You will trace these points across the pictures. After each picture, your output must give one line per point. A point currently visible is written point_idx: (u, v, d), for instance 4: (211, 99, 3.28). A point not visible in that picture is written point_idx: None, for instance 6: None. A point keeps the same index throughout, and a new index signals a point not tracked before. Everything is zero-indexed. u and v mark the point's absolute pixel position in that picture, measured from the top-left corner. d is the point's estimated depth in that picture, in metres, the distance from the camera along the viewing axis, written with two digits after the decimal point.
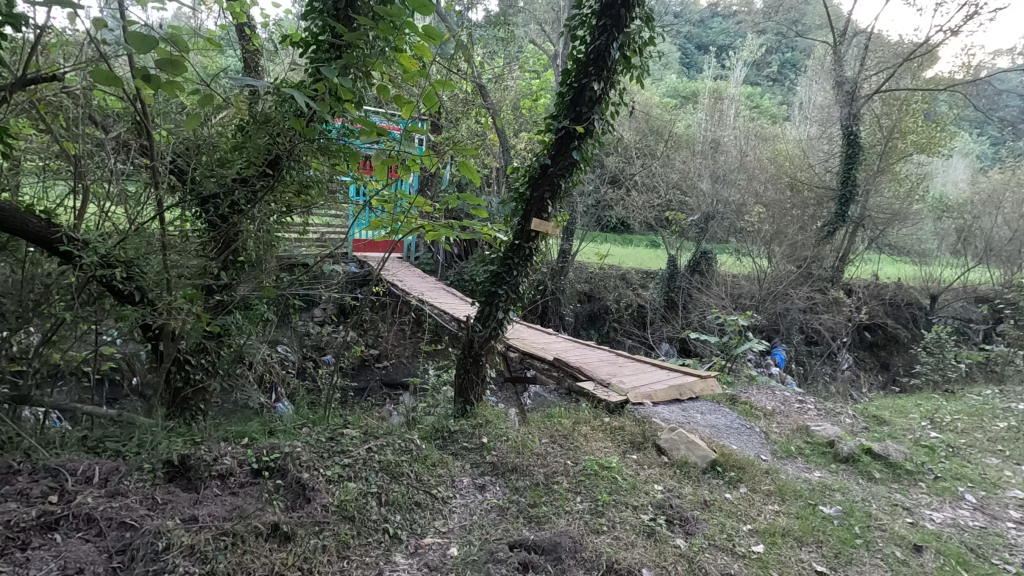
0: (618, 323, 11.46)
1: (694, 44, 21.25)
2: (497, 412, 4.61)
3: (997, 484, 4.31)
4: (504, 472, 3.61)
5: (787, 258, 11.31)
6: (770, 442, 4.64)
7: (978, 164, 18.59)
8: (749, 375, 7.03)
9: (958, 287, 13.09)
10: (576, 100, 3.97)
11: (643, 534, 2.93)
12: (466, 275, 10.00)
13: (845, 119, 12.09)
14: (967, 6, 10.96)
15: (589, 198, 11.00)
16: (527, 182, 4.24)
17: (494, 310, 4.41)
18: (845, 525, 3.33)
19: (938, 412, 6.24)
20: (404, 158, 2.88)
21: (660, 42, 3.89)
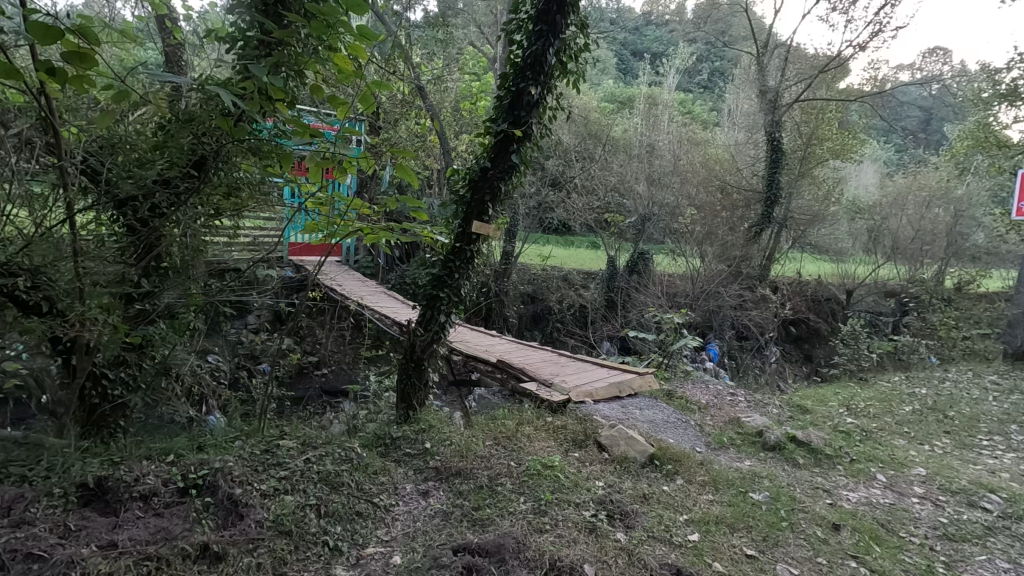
0: (561, 323, 11.65)
1: (630, 51, 21.92)
2: (440, 416, 4.57)
3: (904, 463, 4.70)
4: (448, 476, 3.59)
5: (718, 258, 11.84)
6: (704, 434, 4.85)
7: (885, 169, 20.15)
8: (685, 370, 7.33)
9: (871, 282, 14.04)
10: (514, 104, 3.99)
11: (585, 530, 2.99)
12: (408, 278, 9.87)
13: (769, 126, 12.83)
14: (874, 24, 11.90)
15: (531, 200, 11.12)
16: (466, 186, 4.24)
17: (435, 314, 4.37)
18: (772, 509, 3.53)
19: (853, 400, 6.70)
20: (340, 159, 2.80)
21: (595, 49, 4.00)
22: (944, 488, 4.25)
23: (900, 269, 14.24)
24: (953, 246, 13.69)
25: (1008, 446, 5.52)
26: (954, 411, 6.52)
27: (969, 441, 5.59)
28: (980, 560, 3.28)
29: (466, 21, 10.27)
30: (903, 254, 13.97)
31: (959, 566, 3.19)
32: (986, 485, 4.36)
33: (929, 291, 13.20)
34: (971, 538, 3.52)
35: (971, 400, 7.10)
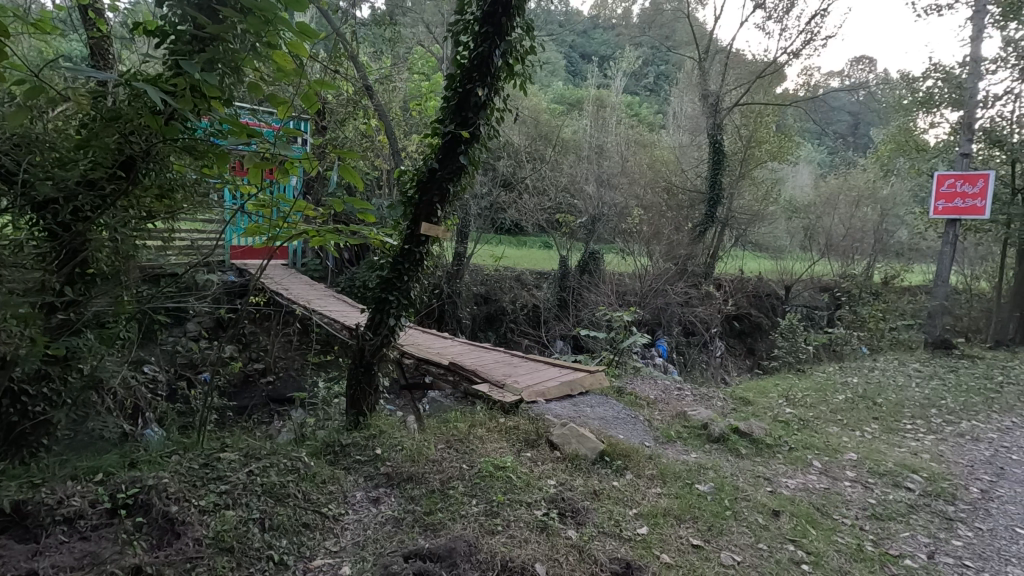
0: (514, 324, 11.71)
1: (578, 54, 22.26)
2: (391, 421, 4.51)
3: (837, 449, 4.97)
4: (399, 482, 3.54)
5: (665, 256, 12.16)
6: (652, 429, 4.98)
7: (819, 171, 21.25)
8: (634, 366, 7.51)
9: (807, 278, 14.54)
10: (461, 106, 3.98)
11: (536, 530, 3.01)
12: (357, 281, 9.66)
13: (711, 129, 13.28)
14: (806, 33, 12.54)
15: (482, 200, 11.09)
16: (414, 187, 4.19)
17: (385, 317, 4.30)
18: (716, 500, 3.66)
19: (791, 391, 7.04)
20: (282, 160, 2.69)
21: (540, 51, 4.04)
22: (872, 471, 4.53)
23: (833, 265, 15.04)
24: (880, 243, 15.06)
25: (928, 429, 5.94)
26: (882, 398, 6.95)
27: (894, 425, 5.98)
28: (904, 538, 3.51)
29: (414, 19, 10.14)
30: (836, 250, 15.09)
31: (886, 543, 3.40)
32: (910, 466, 4.68)
33: (858, 285, 14.00)
34: (896, 516, 3.77)
35: (896, 387, 7.60)
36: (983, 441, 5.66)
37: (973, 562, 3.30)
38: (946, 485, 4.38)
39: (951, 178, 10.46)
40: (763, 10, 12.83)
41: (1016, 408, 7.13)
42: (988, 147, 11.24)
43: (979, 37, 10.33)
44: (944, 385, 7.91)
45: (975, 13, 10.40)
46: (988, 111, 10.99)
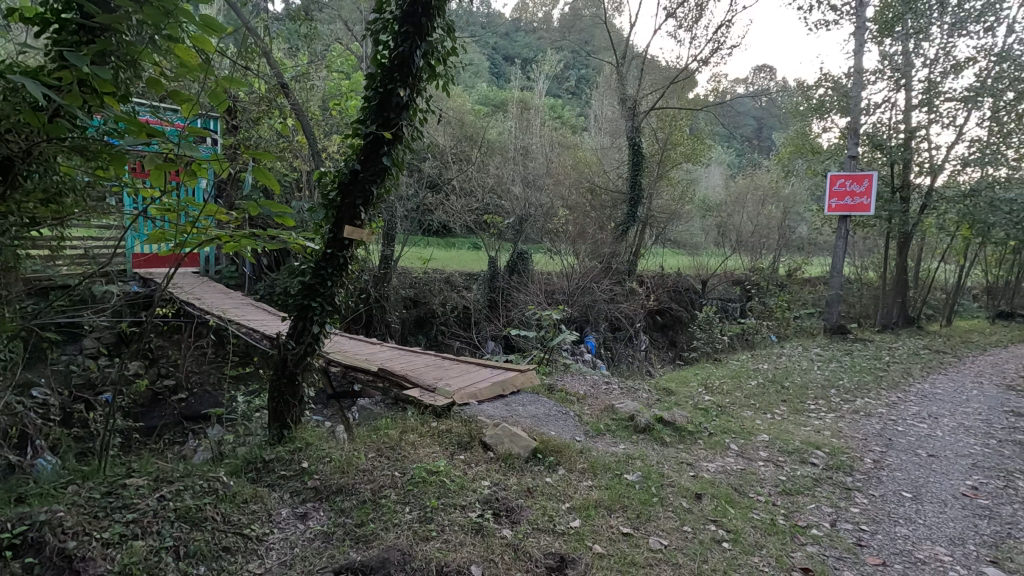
0: (445, 326, 11.64)
1: (502, 55, 22.48)
2: (318, 433, 4.34)
3: (751, 432, 5.32)
4: (329, 495, 3.42)
5: (590, 255, 12.51)
6: (582, 423, 5.11)
7: (729, 172, 22.65)
8: (564, 363, 7.67)
9: (721, 272, 15.36)
10: (382, 106, 3.89)
11: (471, 532, 3.00)
12: (277, 288, 9.22)
13: (630, 132, 13.80)
14: (713, 42, 13.33)
15: (408, 202, 10.91)
16: (336, 189, 4.04)
17: (309, 325, 4.13)
18: (644, 488, 3.81)
19: (709, 379, 7.46)
20: (188, 160, 2.48)
21: (462, 53, 4.03)
22: (782, 449, 4.89)
23: (744, 259, 16.06)
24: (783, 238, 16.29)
25: (828, 408, 6.51)
26: (789, 382, 7.51)
27: (799, 406, 6.49)
28: (811, 509, 3.81)
29: (331, 15, 9.80)
30: (746, 246, 16.12)
31: (795, 516, 3.69)
32: (814, 442, 5.10)
33: (766, 278, 15.05)
34: (803, 490, 4.09)
35: (800, 371, 8.26)
36: (875, 416, 6.27)
37: (868, 525, 3.64)
38: (844, 458, 4.81)
39: (842, 178, 11.47)
40: (674, 19, 13.49)
41: (900, 384, 7.95)
42: (871, 149, 12.45)
43: (860, 51, 11.42)
44: (842, 367, 8.66)
45: (856, 29, 11.49)
46: (870, 117, 12.17)
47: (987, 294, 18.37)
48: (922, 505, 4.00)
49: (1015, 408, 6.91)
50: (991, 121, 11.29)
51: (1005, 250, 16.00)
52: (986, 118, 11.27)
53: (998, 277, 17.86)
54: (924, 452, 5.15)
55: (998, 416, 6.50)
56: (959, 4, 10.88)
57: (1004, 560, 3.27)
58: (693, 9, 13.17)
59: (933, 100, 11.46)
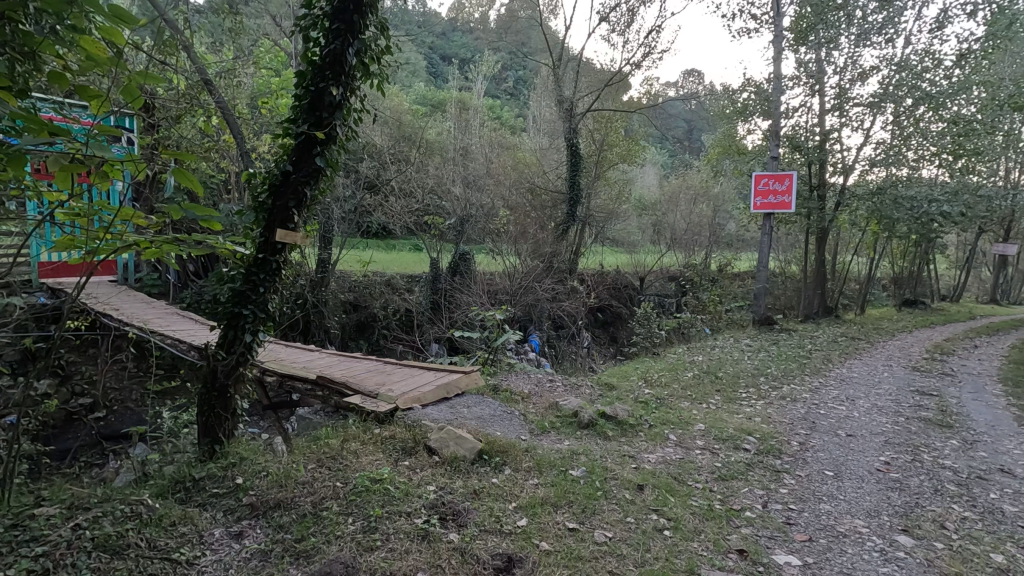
0: (387, 330, 11.42)
1: (439, 55, 22.31)
2: (253, 446, 4.15)
3: (689, 422, 5.54)
4: (266, 511, 3.27)
5: (532, 254, 12.62)
6: (527, 422, 5.15)
7: (662, 172, 23.52)
8: (509, 363, 7.70)
9: (658, 269, 15.88)
10: (314, 104, 3.75)
11: (417, 539, 2.95)
12: (205, 295, 8.73)
13: (568, 133, 14.05)
14: (645, 46, 13.77)
15: (345, 204, 10.62)
16: (266, 191, 3.87)
17: (240, 333, 3.93)
18: (589, 482, 3.88)
19: (649, 373, 7.70)
20: (99, 161, 2.28)
21: (396, 51, 3.95)
22: (717, 437, 5.12)
23: (678, 256, 16.70)
24: (714, 236, 17.01)
25: (758, 395, 6.88)
26: (722, 372, 7.88)
27: (732, 395, 6.82)
28: (745, 492, 4.01)
29: (257, 9, 9.37)
30: (680, 243, 16.76)
31: (730, 500, 3.87)
32: (746, 429, 5.37)
33: (699, 273, 15.71)
34: (738, 475, 4.30)
35: (732, 361, 8.68)
36: (799, 401, 6.69)
37: (796, 504, 3.87)
38: (773, 442, 5.09)
39: (765, 177, 12.14)
40: (608, 23, 13.83)
41: (821, 370, 8.51)
42: (791, 151, 13.25)
43: (779, 58, 12.14)
44: (770, 356, 9.17)
45: (775, 37, 12.19)
46: (790, 120, 12.94)
47: (894, 284, 20.00)
48: (843, 482, 4.30)
49: (920, 388, 7.56)
50: (894, 125, 12.29)
51: (908, 243, 17.48)
52: (889, 122, 12.26)
53: (903, 268, 19.48)
54: (843, 433, 5.54)
55: (905, 396, 7.10)
56: (864, 16, 11.77)
57: (913, 527, 3.57)
58: (625, 14, 13.55)
59: (844, 105, 12.34)
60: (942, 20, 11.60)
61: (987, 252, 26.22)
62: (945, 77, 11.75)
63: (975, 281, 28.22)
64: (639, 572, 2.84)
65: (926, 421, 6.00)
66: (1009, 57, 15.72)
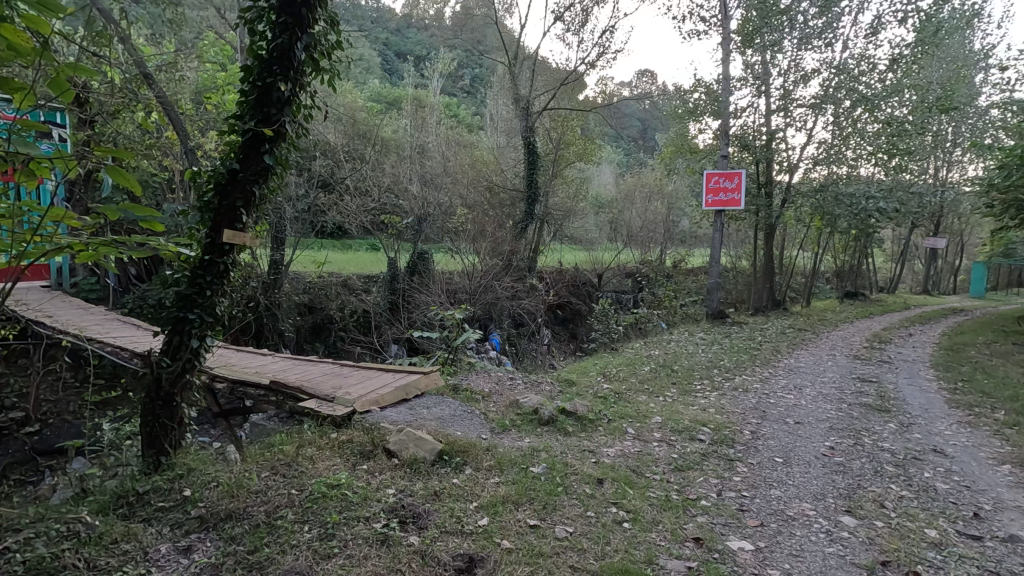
0: (344, 332, 11.18)
1: (394, 52, 21.99)
2: (202, 456, 3.98)
3: (646, 415, 5.65)
4: (216, 523, 3.15)
5: (491, 253, 12.60)
6: (488, 421, 5.15)
7: (618, 170, 23.93)
8: (469, 362, 7.67)
9: (615, 266, 16.14)
10: (262, 100, 3.60)
11: (376, 544, 2.90)
12: (148, 300, 8.32)
13: (525, 131, 14.10)
14: (599, 46, 13.95)
15: (298, 203, 10.32)
16: (212, 190, 3.70)
17: (186, 339, 3.77)
18: (550, 478, 3.91)
19: (607, 368, 7.82)
20: (23, 157, 2.10)
21: (347, 47, 3.85)
22: (673, 429, 5.24)
23: (635, 253, 17.04)
24: (668, 233, 17.44)
25: (712, 386, 7.09)
26: (678, 365, 8.09)
27: (687, 387, 7.00)
28: (701, 482, 4.13)
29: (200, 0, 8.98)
30: (636, 240, 17.10)
31: (687, 490, 3.97)
32: (700, 420, 5.52)
33: (655, 270, 16.06)
34: (693, 465, 4.42)
35: (687, 354, 8.92)
36: (751, 391, 6.93)
37: (748, 491, 4.01)
38: (727, 432, 5.26)
39: (715, 175, 12.50)
40: (562, 22, 13.93)
41: (771, 361, 8.84)
42: (740, 150, 13.71)
43: (727, 60, 12.53)
44: (723, 349, 9.47)
45: (723, 40, 12.58)
46: (738, 120, 13.37)
47: (837, 277, 21.01)
48: (791, 468, 4.48)
49: (862, 375, 7.97)
50: (834, 125, 12.72)
51: (849, 238, 18.38)
52: (830, 123, 12.84)
53: (845, 261, 20.47)
54: (791, 420, 5.77)
55: (848, 384, 7.46)
56: (805, 21, 12.30)
57: (856, 508, 3.75)
58: (579, 14, 13.70)
59: (789, 106, 12.85)
60: (875, 27, 12.25)
61: (920, 245, 27.92)
62: (879, 80, 12.41)
63: (909, 273, 29.97)
64: (599, 565, 2.88)
65: (867, 407, 6.33)
66: (935, 63, 16.77)
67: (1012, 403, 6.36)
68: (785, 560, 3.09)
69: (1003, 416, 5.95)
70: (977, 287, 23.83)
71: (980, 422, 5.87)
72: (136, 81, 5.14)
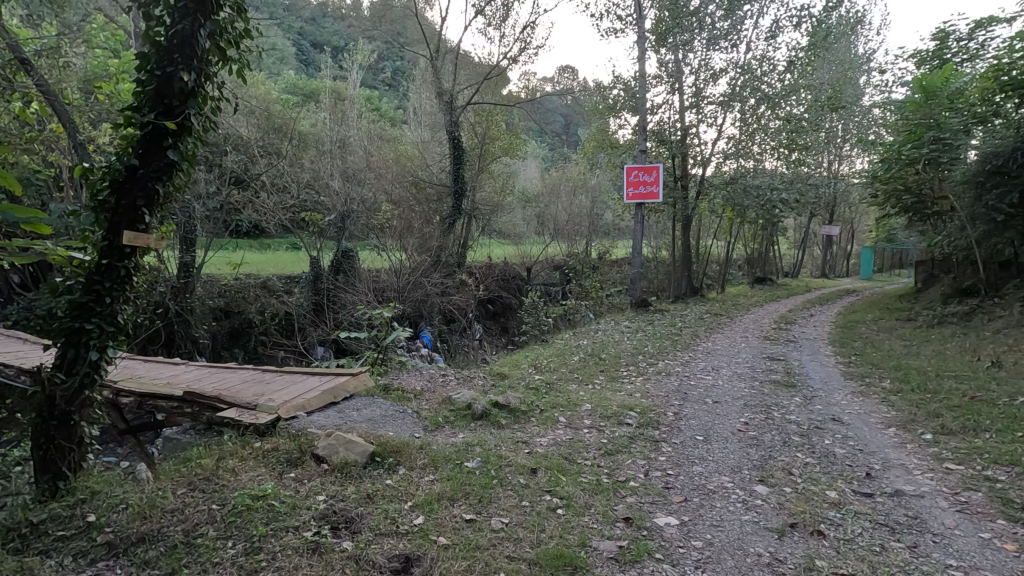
0: (265, 336, 10.65)
1: (309, 42, 21.15)
2: (108, 477, 3.69)
3: (577, 404, 5.80)
4: (126, 548, 2.92)
5: (418, 249, 12.39)
6: (420, 419, 5.09)
7: (542, 165, 24.34)
8: (399, 361, 7.54)
9: (543, 259, 16.42)
10: (162, 91, 3.32)
11: (307, 553, 2.81)
12: (35, 310, 7.53)
13: (449, 126, 13.98)
14: (521, 41, 14.05)
15: (208, 201, 9.69)
16: (107, 188, 3.39)
17: (84, 353, 3.45)
18: (484, 472, 3.93)
19: (538, 360, 7.95)
20: None
21: (257, 36, 3.65)
22: (602, 416, 5.43)
23: (562, 246, 17.37)
24: (593, 225, 17.94)
25: (638, 372, 7.41)
26: (605, 354, 8.38)
27: (615, 374, 7.27)
28: (629, 464, 4.31)
29: None
30: (562, 233, 17.46)
31: (617, 473, 4.13)
32: (627, 405, 5.74)
33: (581, 262, 16.45)
34: (622, 449, 4.60)
35: (614, 343, 9.24)
36: (673, 375, 7.32)
37: (672, 469, 4.23)
38: (652, 415, 5.51)
39: (635, 170, 12.97)
40: (483, 16, 13.89)
41: (690, 345, 9.34)
42: (657, 145, 14.32)
43: (643, 57, 13.01)
44: (646, 335, 9.91)
45: (638, 39, 13.04)
46: (655, 116, 13.95)
47: (748, 264, 22.49)
48: (710, 444, 4.78)
49: (771, 354, 8.63)
50: (741, 122, 13.65)
51: (757, 227, 19.73)
52: (737, 119, 13.67)
53: (754, 249, 21.92)
54: (710, 400, 6.13)
55: (759, 363, 8.04)
56: (712, 23, 13.01)
57: (767, 477, 4.06)
58: (500, 8, 13.72)
59: (701, 103, 13.55)
60: (774, 30, 13.16)
61: (817, 233, 30.45)
62: (779, 81, 13.38)
63: (809, 259, 32.60)
64: (535, 553, 2.94)
65: (776, 383, 6.85)
66: (826, 65, 18.27)
67: (895, 371, 7.11)
68: (707, 531, 3.29)
69: (889, 384, 6.64)
70: (867, 270, 26.24)
71: (870, 390, 6.51)
72: (12, 68, 4.63)
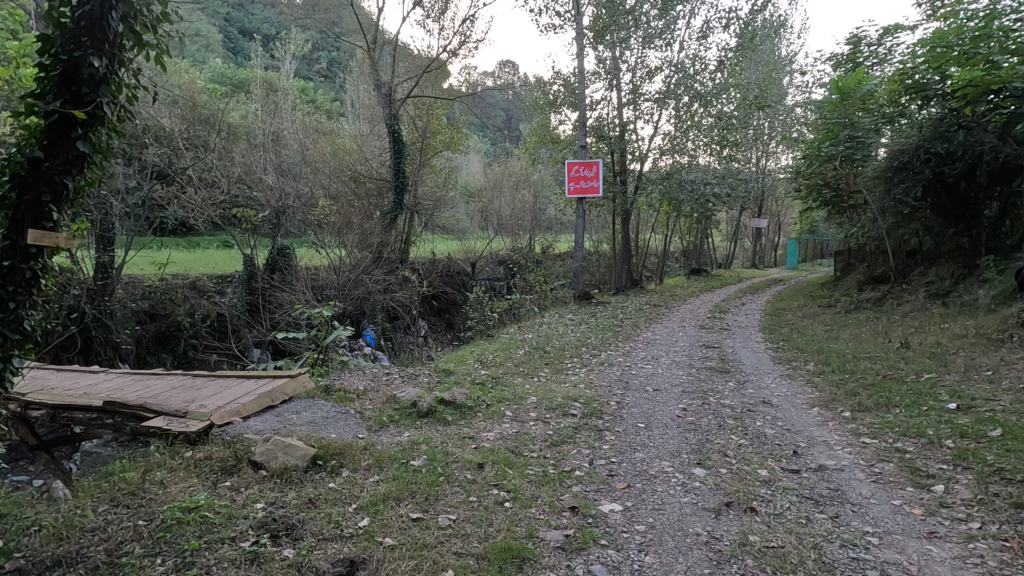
0: (196, 339, 10.09)
1: (236, 29, 20.16)
2: (16, 499, 3.37)
3: (522, 397, 5.85)
4: (40, 574, 2.70)
5: (359, 245, 12.07)
6: (364, 419, 4.97)
7: (484, 159, 24.33)
8: (341, 361, 7.35)
9: (487, 254, 16.41)
10: (69, 76, 3.05)
11: (245, 564, 2.69)
12: None
13: (388, 119, 13.67)
14: (460, 34, 13.91)
15: (128, 197, 9.05)
16: (5, 181, 3.07)
17: None
18: (431, 469, 3.90)
19: (483, 355, 7.96)
20: None
21: (176, 20, 3.40)
22: (548, 407, 5.51)
23: (506, 241, 17.42)
24: (535, 220, 18.12)
25: (582, 363, 7.56)
26: (550, 346, 8.50)
27: (559, 366, 7.39)
28: (575, 454, 4.39)
29: None
30: (506, 227, 17.52)
31: (562, 463, 4.20)
32: (572, 396, 5.85)
33: (524, 256, 16.58)
34: (567, 439, 4.68)
35: (558, 335, 9.39)
36: (615, 364, 7.53)
37: (616, 457, 4.35)
38: (595, 405, 5.64)
39: (576, 165, 13.13)
40: (421, 8, 13.64)
41: (632, 335, 9.63)
42: (596, 140, 14.62)
43: (581, 53, 13.21)
44: (589, 327, 10.12)
45: (577, 35, 13.20)
46: (594, 112, 14.23)
47: (684, 256, 23.38)
48: (651, 430, 4.95)
49: (708, 342, 9.03)
50: (675, 119, 14.15)
51: (691, 220, 20.51)
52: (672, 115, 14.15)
53: (689, 242, 22.81)
54: (651, 388, 6.36)
55: (696, 350, 8.40)
56: (648, 22, 13.37)
57: (704, 460, 4.26)
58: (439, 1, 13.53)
59: (637, 100, 13.94)
60: (705, 31, 13.70)
61: (747, 225, 32.05)
62: (710, 80, 13.96)
63: (741, 250, 34.30)
64: (483, 547, 2.95)
65: (711, 370, 7.18)
66: (753, 66, 19.21)
67: (818, 354, 7.62)
68: (649, 515, 3.41)
69: (813, 366, 7.11)
70: (792, 260, 27.86)
71: (797, 373, 6.95)
72: None
